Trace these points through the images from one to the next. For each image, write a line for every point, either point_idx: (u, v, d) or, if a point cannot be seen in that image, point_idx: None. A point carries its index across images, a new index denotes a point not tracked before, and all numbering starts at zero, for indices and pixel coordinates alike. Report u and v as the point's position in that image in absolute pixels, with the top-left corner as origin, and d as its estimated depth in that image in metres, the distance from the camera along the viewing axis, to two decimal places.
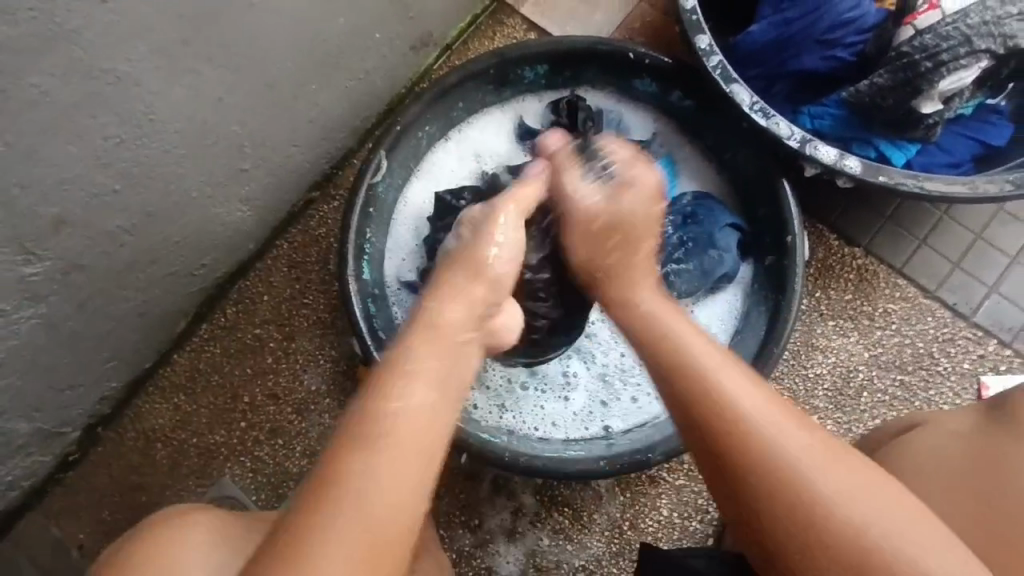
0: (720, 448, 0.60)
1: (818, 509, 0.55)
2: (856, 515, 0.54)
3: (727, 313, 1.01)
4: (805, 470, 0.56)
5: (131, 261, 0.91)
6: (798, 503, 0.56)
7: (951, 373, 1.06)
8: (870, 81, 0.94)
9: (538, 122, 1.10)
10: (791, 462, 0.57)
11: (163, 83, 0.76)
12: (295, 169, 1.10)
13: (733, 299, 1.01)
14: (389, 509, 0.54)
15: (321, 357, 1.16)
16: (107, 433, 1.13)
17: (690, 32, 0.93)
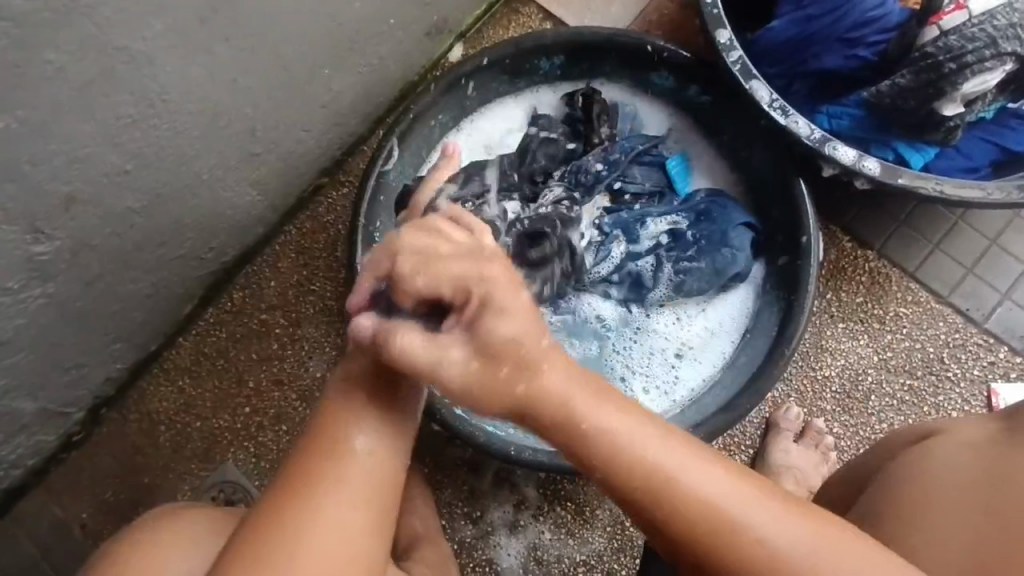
0: (666, 513, 0.56)
1: (750, 550, 0.55)
2: (775, 555, 0.55)
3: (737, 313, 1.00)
4: (746, 526, 0.55)
5: (141, 242, 0.91)
6: (722, 538, 0.55)
7: (960, 379, 1.05)
8: (892, 81, 0.92)
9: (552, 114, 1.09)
10: (723, 508, 0.55)
11: (179, 63, 0.75)
12: (305, 154, 1.09)
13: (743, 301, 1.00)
14: (349, 524, 0.59)
15: (328, 345, 1.15)
16: (110, 414, 1.13)
17: (711, 26, 0.92)
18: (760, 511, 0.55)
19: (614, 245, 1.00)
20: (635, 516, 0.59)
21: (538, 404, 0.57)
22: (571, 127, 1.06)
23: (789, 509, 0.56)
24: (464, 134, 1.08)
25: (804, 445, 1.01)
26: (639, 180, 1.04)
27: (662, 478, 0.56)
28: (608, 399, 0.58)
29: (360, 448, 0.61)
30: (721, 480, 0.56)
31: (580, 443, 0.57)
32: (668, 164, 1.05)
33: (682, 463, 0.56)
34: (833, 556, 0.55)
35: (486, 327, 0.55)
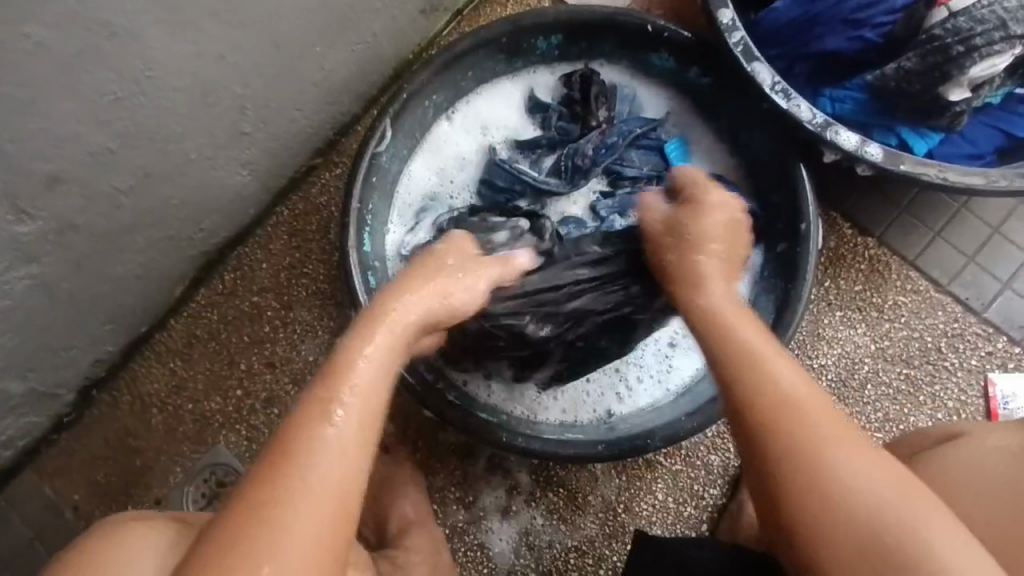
0: (768, 458, 0.58)
1: (856, 504, 0.54)
2: (890, 520, 0.52)
3: (736, 301, 0.97)
4: (857, 481, 0.54)
5: (128, 223, 0.89)
6: (824, 471, 0.55)
7: (957, 369, 1.04)
8: (897, 64, 0.90)
9: (550, 96, 1.07)
10: (877, 496, 0.54)
11: (166, 39, 0.73)
12: (298, 134, 1.07)
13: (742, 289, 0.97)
14: (331, 513, 0.54)
15: (320, 329, 1.14)
16: (101, 396, 1.13)
17: (712, 6, 0.89)
18: (894, 494, 0.54)
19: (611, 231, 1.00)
20: (745, 446, 0.60)
21: (722, 337, 0.65)
22: (568, 109, 1.05)
23: (875, 455, 0.56)
24: (459, 116, 1.06)
25: None
26: (637, 163, 1.03)
27: (804, 448, 0.56)
28: (786, 360, 0.62)
29: (331, 440, 0.56)
30: (835, 434, 0.57)
31: (738, 372, 0.62)
32: (666, 148, 1.04)
33: (785, 392, 0.59)
34: (934, 510, 0.53)
35: (686, 255, 0.75)
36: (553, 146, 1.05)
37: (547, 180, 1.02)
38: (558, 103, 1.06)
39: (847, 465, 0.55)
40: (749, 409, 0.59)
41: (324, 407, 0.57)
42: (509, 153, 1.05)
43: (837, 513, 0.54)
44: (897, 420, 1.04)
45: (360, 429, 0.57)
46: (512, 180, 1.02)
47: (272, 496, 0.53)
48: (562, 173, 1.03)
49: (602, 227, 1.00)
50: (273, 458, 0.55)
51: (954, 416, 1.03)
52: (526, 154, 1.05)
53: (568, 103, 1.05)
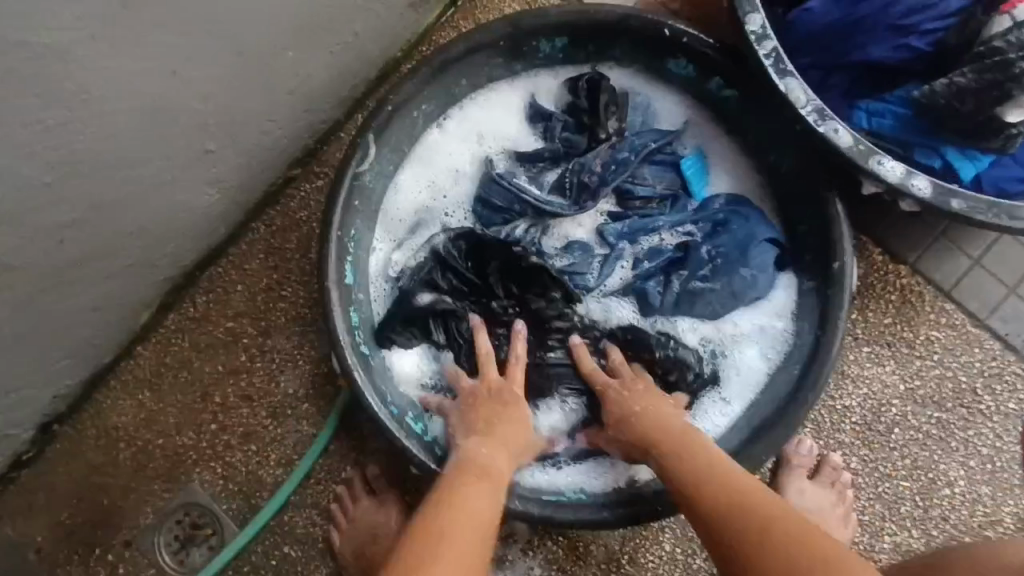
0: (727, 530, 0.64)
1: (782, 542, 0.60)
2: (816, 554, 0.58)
3: (765, 335, 0.88)
4: (786, 528, 0.61)
5: (77, 257, 0.79)
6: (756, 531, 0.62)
7: (992, 413, 0.96)
8: (949, 79, 0.80)
9: (553, 103, 0.97)
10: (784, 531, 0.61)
11: (102, 56, 0.62)
12: (272, 147, 0.96)
13: (771, 325, 0.88)
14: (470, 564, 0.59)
15: (300, 358, 1.05)
16: (64, 429, 1.04)
17: (741, 11, 0.78)
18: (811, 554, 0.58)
19: (620, 261, 0.92)
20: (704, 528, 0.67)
21: (673, 468, 0.73)
22: (575, 118, 0.94)
23: (793, 514, 0.64)
24: (451, 123, 0.95)
25: (820, 482, 0.93)
26: (649, 182, 0.94)
27: (752, 540, 0.62)
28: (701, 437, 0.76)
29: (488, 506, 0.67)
30: (754, 495, 0.66)
31: (700, 489, 0.69)
32: (683, 164, 0.93)
33: (713, 475, 0.70)
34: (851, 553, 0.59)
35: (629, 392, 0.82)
36: (557, 158, 0.94)
37: (550, 199, 0.93)
38: (562, 111, 0.96)
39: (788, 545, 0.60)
40: (704, 505, 0.67)
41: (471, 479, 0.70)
42: (509, 166, 0.95)
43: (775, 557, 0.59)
44: (926, 468, 0.95)
45: (496, 506, 0.68)
46: (512, 199, 0.93)
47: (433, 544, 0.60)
48: (566, 191, 0.93)
49: (610, 256, 0.92)
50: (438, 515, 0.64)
51: (988, 464, 0.95)
52: (528, 167, 0.95)
53: (574, 112, 0.95)
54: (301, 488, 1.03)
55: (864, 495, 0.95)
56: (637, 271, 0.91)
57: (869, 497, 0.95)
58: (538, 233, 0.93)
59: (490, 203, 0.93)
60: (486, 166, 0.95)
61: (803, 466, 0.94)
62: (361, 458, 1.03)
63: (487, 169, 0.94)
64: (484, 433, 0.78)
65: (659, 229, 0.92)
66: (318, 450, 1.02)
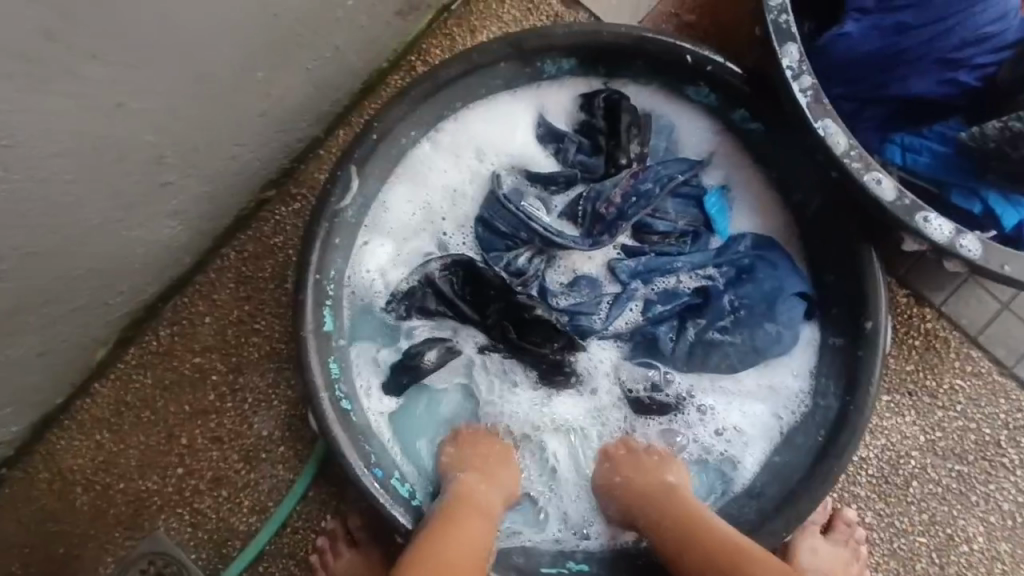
0: None
1: None
2: None
3: (783, 396, 0.81)
4: None
5: (14, 308, 0.69)
6: None
7: (1017, 468, 0.90)
8: (1002, 123, 0.71)
9: (565, 122, 0.86)
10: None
11: (24, 94, 0.51)
12: (241, 171, 0.86)
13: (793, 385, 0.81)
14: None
15: (275, 398, 0.96)
16: (15, 472, 0.95)
17: (777, 41, 0.69)
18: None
19: (631, 302, 0.83)
20: None
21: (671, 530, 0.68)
22: (589, 139, 0.85)
23: None
24: (448, 140, 0.85)
25: (833, 540, 0.88)
26: (671, 216, 0.85)
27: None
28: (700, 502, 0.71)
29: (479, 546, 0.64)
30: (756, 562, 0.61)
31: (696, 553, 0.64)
32: (707, 202, 0.84)
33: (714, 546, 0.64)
34: None
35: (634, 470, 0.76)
36: (572, 182, 0.85)
37: (562, 230, 0.84)
38: (575, 130, 0.86)
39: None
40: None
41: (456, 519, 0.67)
42: (515, 187, 0.85)
43: None
44: (944, 524, 0.90)
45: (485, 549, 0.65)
46: (517, 225, 0.83)
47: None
48: (578, 219, 0.85)
49: (621, 296, 0.83)
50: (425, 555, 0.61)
51: (1009, 520, 0.90)
52: (539, 189, 0.86)
53: (590, 132, 0.85)
54: (276, 538, 0.95)
55: (878, 552, 0.90)
56: (647, 315, 0.83)
57: (882, 555, 0.90)
58: (543, 264, 0.84)
59: (490, 229, 0.84)
60: (489, 187, 0.85)
61: (815, 522, 0.89)
62: (341, 508, 0.95)
63: (491, 193, 0.84)
64: (478, 475, 0.75)
65: (678, 270, 0.83)
66: (293, 499, 0.94)
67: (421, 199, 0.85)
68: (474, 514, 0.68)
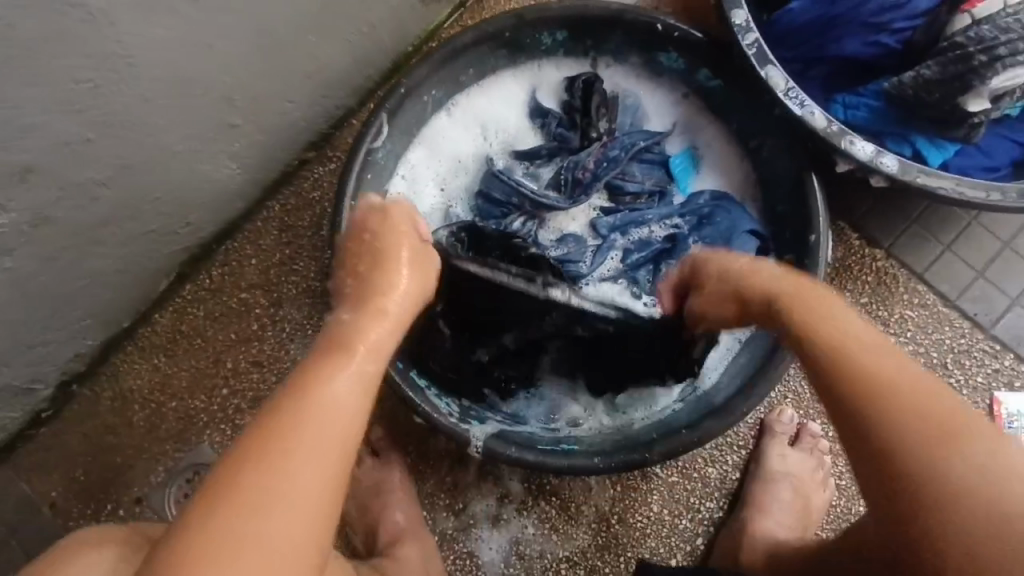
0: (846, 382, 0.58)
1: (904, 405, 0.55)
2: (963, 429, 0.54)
3: (740, 316, 0.96)
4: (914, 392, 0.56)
5: (107, 216, 0.85)
6: (896, 402, 0.55)
7: (962, 387, 1.03)
8: (916, 72, 0.87)
9: (552, 98, 1.04)
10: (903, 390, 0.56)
11: (143, 23, 0.68)
12: (289, 127, 1.02)
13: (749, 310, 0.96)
14: (327, 484, 0.55)
15: (310, 328, 1.11)
16: (81, 391, 1.09)
17: (726, 6, 0.85)
18: (926, 440, 0.54)
19: (611, 251, 0.97)
20: (825, 377, 0.60)
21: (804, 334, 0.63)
22: (569, 117, 1.02)
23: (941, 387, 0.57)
24: (458, 110, 1.02)
25: (800, 449, 1.00)
26: (639, 178, 1.00)
27: (872, 411, 0.56)
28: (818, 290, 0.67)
29: (344, 395, 0.58)
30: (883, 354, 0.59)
31: (836, 358, 0.60)
32: (671, 163, 1.02)
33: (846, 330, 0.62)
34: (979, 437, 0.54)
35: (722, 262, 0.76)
36: (552, 155, 1.01)
37: (547, 193, 0.98)
38: (558, 110, 1.03)
39: (911, 431, 0.54)
40: (832, 347, 0.60)
41: (326, 370, 0.59)
42: (507, 164, 1.01)
43: (915, 411, 0.55)
44: None
45: (358, 395, 0.59)
46: (509, 192, 0.98)
47: (261, 461, 0.53)
48: (562, 186, 0.99)
49: (603, 246, 0.97)
50: (282, 421, 0.56)
51: None
52: (524, 164, 1.01)
53: (569, 111, 1.02)
54: None
55: (841, 461, 1.02)
56: (626, 262, 0.96)
57: (845, 463, 1.02)
58: (535, 225, 0.98)
59: (490, 195, 0.99)
60: (486, 161, 1.02)
61: (784, 433, 1.00)
62: None
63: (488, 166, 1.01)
64: (352, 306, 0.67)
65: (648, 222, 0.98)
66: None
67: (434, 163, 1.02)
68: (345, 366, 0.60)
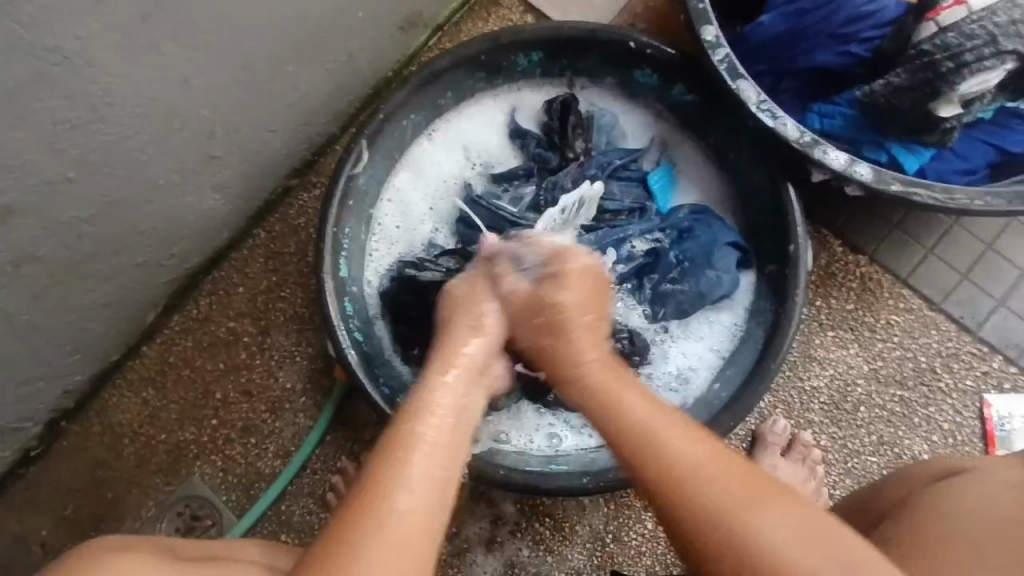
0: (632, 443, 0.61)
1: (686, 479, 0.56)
2: (683, 476, 0.57)
3: (721, 329, 0.97)
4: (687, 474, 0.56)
5: (91, 251, 0.85)
6: (673, 469, 0.57)
7: (952, 391, 1.02)
8: (885, 80, 0.88)
9: (531, 120, 1.05)
10: (688, 475, 0.56)
11: (121, 62, 0.69)
12: (272, 155, 1.03)
13: (728, 323, 0.97)
14: (407, 544, 0.53)
15: (298, 354, 1.11)
16: (71, 427, 1.08)
17: (696, 23, 0.86)
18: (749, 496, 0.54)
19: None
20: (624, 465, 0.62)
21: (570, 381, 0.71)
22: (547, 137, 1.03)
23: (701, 438, 0.59)
24: (438, 135, 1.03)
25: (792, 459, 0.97)
26: (618, 196, 1.00)
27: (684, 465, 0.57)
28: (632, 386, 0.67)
29: (425, 466, 0.57)
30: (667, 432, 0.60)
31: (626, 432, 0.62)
32: (650, 180, 1.02)
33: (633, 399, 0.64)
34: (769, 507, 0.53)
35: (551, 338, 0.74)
36: (530, 175, 1.02)
37: (526, 215, 0.98)
38: (537, 131, 1.04)
39: (725, 481, 0.56)
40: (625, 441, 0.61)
41: (404, 443, 0.59)
42: (486, 187, 1.03)
43: (675, 478, 0.57)
44: (892, 443, 1.01)
45: (437, 469, 0.58)
46: (489, 218, 0.99)
47: (363, 529, 0.53)
48: (540, 208, 1.00)
49: None
50: (375, 487, 0.55)
51: (950, 438, 1.01)
52: (505, 186, 1.02)
53: (548, 132, 1.03)
54: (299, 478, 1.07)
55: (834, 471, 1.01)
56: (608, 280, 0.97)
57: (839, 473, 1.01)
58: None
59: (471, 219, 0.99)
60: (467, 184, 1.03)
61: (776, 443, 0.98)
62: (355, 449, 1.08)
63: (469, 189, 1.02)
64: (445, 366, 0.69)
65: (628, 237, 0.97)
66: (312, 443, 1.07)
67: (416, 187, 1.03)
68: (421, 432, 0.60)
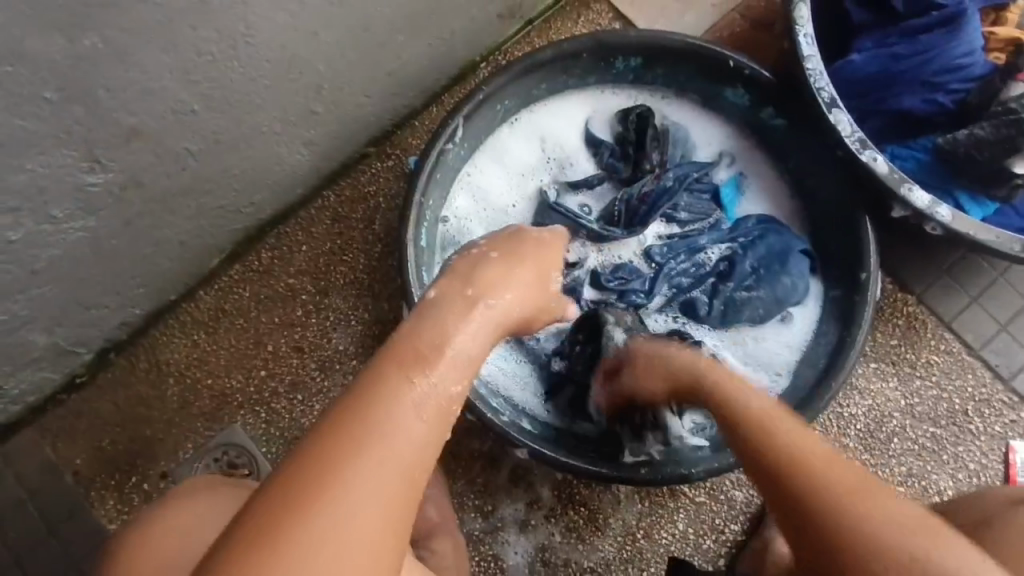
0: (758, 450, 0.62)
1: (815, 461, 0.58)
2: (813, 467, 0.58)
3: (791, 347, 1.00)
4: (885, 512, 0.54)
5: (187, 187, 0.85)
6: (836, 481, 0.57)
7: (981, 434, 1.07)
8: (969, 131, 0.92)
9: (604, 128, 1.07)
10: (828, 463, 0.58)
11: (270, 5, 0.71)
12: (360, 119, 1.05)
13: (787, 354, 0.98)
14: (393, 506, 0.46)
15: (355, 316, 1.12)
16: (117, 360, 1.08)
17: (801, 52, 0.90)
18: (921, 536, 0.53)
19: (666, 276, 1.00)
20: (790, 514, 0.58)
21: (728, 394, 0.68)
22: (621, 146, 1.05)
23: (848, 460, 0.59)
24: (519, 124, 1.05)
25: None
26: (688, 207, 1.04)
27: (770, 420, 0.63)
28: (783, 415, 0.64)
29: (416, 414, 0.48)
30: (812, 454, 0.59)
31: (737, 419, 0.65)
32: (722, 193, 1.05)
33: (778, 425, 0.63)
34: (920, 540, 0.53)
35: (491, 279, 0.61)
36: (601, 182, 1.05)
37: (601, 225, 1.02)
38: (612, 140, 1.07)
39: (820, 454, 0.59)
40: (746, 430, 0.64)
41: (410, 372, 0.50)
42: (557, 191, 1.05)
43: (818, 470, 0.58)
44: (920, 476, 1.06)
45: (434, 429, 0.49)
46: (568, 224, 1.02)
47: (360, 441, 0.46)
48: (615, 219, 1.03)
49: (660, 273, 1.00)
50: (355, 414, 0.47)
51: (975, 478, 1.06)
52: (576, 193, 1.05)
53: (622, 143, 1.06)
54: None
55: None
56: (683, 285, 1.01)
57: None
58: (593, 253, 1.02)
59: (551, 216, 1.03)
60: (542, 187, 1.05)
61: None
62: None
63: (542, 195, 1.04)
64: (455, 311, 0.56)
65: (705, 247, 1.02)
66: None
67: (497, 177, 1.05)
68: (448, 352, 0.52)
